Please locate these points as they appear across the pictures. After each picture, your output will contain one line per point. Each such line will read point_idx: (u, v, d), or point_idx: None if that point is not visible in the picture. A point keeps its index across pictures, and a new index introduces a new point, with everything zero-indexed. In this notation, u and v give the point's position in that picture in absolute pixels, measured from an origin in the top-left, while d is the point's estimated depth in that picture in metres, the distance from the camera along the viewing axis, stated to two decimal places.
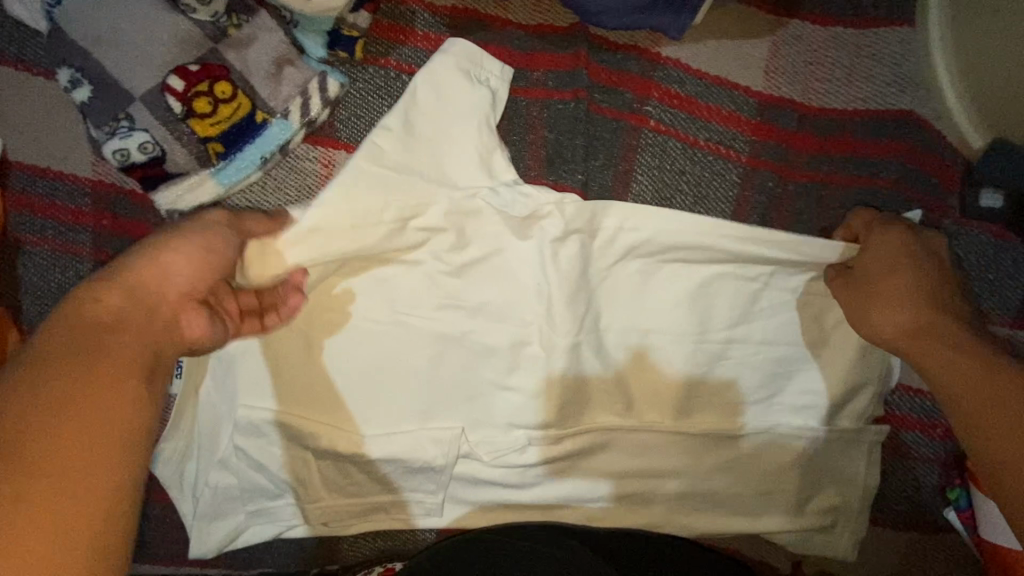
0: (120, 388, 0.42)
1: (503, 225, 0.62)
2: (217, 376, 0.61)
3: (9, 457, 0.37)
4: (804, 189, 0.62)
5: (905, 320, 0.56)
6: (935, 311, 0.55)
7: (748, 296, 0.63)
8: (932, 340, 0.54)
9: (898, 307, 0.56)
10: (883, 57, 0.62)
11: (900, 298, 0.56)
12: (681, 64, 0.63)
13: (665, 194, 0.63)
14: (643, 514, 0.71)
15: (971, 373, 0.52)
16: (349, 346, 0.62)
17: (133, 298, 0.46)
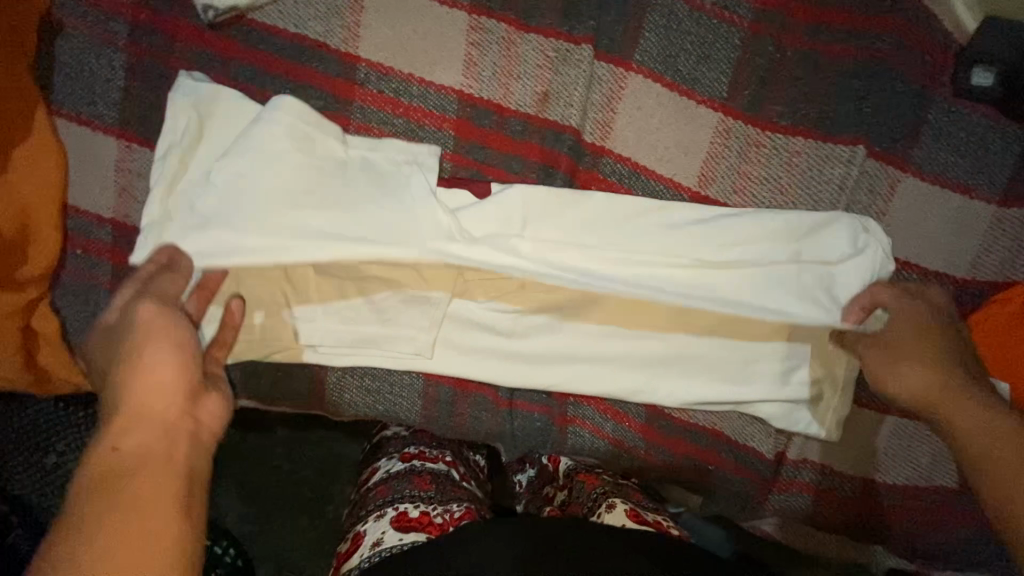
0: (162, 491, 0.48)
1: (517, 66, 0.66)
2: (219, 178, 0.61)
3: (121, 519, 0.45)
4: (802, 56, 0.66)
5: (950, 401, 0.59)
6: (954, 375, 0.60)
7: (740, 152, 0.67)
8: (957, 402, 0.59)
9: (943, 387, 0.60)
10: None
11: (949, 383, 0.60)
12: None
13: (669, 53, 0.66)
14: (631, 380, 0.70)
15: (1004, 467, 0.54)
16: (351, 172, 0.64)
17: (140, 420, 0.51)
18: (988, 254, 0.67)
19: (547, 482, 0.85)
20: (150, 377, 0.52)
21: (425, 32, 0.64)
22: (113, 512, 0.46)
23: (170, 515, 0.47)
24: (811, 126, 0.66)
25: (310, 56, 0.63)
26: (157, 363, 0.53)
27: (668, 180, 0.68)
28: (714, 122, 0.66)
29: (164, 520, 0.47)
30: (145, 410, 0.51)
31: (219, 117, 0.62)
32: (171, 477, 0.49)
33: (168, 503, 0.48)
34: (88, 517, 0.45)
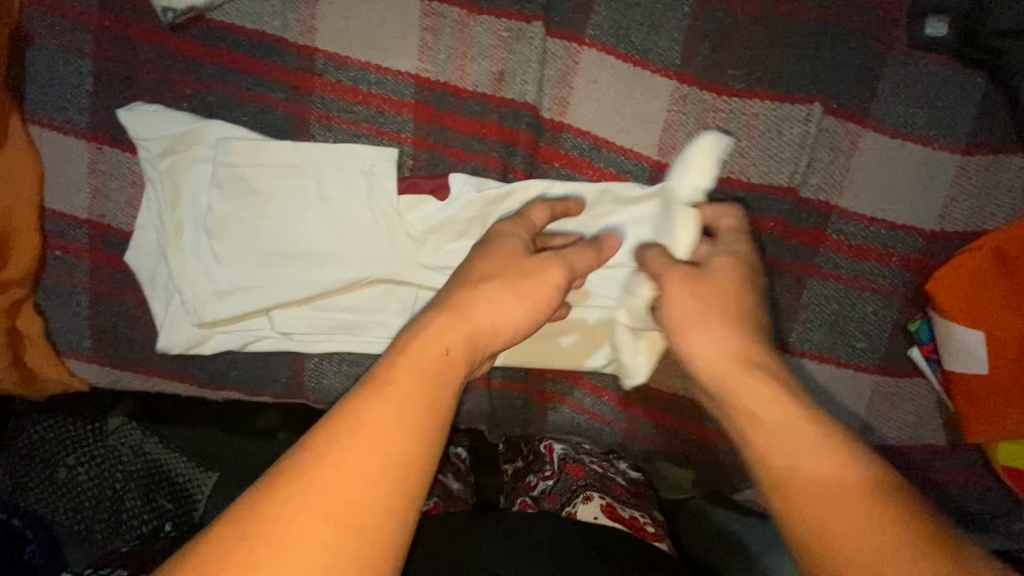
0: (411, 423, 0.39)
1: (472, 49, 0.67)
2: (185, 172, 0.64)
3: (359, 428, 0.37)
4: (753, 19, 0.66)
5: (804, 473, 0.42)
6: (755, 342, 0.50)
7: (696, 118, 0.67)
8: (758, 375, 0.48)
9: (782, 451, 0.44)
10: None
11: (810, 455, 0.42)
12: None
13: (620, 27, 0.67)
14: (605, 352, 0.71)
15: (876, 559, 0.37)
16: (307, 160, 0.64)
17: (464, 336, 0.45)
18: (956, 204, 0.66)
19: (531, 470, 0.79)
20: (493, 312, 0.48)
21: (379, 21, 0.66)
22: (353, 426, 0.38)
23: (412, 452, 0.38)
24: (767, 88, 0.66)
25: (269, 50, 0.65)
26: (482, 302, 0.48)
27: (628, 151, 0.68)
28: (669, 90, 0.67)
29: (392, 460, 0.37)
30: (470, 329, 0.46)
31: (174, 117, 0.63)
32: (424, 415, 0.40)
33: (415, 442, 0.38)
34: (354, 420, 0.38)
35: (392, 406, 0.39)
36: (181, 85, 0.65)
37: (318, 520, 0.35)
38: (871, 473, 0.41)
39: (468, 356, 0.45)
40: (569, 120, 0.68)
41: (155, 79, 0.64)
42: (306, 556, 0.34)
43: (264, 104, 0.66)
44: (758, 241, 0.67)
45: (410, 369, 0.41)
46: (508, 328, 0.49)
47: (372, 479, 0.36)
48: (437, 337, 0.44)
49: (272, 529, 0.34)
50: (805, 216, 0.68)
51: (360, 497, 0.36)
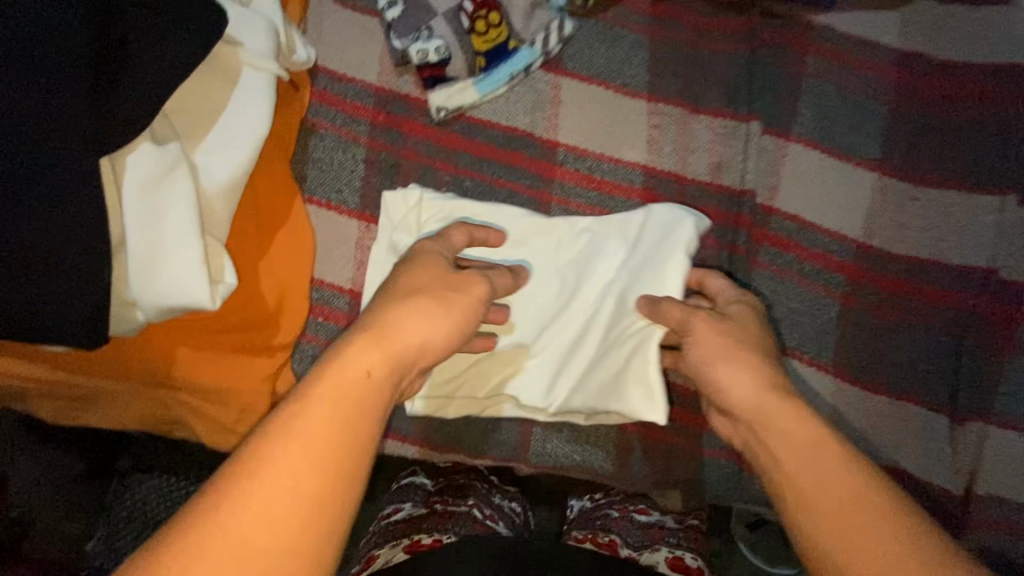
0: (344, 449, 0.43)
1: (691, 143, 0.76)
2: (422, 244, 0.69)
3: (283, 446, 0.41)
4: (941, 122, 0.76)
5: (848, 508, 0.45)
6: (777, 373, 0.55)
7: (895, 205, 0.75)
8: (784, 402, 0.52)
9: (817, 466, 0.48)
10: (996, 25, 0.77)
11: (829, 469, 0.47)
12: (832, 28, 0.78)
13: (824, 126, 0.76)
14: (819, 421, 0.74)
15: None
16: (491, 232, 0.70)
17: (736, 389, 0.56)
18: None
19: (611, 505, 0.82)
20: (417, 323, 0.51)
21: (614, 119, 0.75)
22: (301, 459, 0.41)
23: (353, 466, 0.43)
24: (959, 179, 0.74)
25: (519, 143, 0.74)
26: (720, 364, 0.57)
27: (834, 234, 0.75)
28: (871, 181, 0.75)
29: (323, 492, 0.41)
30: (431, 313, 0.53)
31: (437, 195, 0.70)
32: (353, 439, 0.44)
33: (353, 458, 0.43)
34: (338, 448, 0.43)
35: (299, 446, 0.42)
36: (441, 172, 0.73)
37: (260, 531, 0.39)
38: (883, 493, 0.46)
39: (386, 382, 0.48)
40: (778, 204, 0.76)
41: (421, 166, 0.72)
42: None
43: (513, 189, 0.73)
44: (954, 318, 0.74)
45: (332, 430, 0.43)
46: (433, 349, 0.53)
47: (313, 507, 0.41)
48: (369, 380, 0.46)
49: (235, 519, 0.39)
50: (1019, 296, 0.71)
51: (294, 524, 0.40)
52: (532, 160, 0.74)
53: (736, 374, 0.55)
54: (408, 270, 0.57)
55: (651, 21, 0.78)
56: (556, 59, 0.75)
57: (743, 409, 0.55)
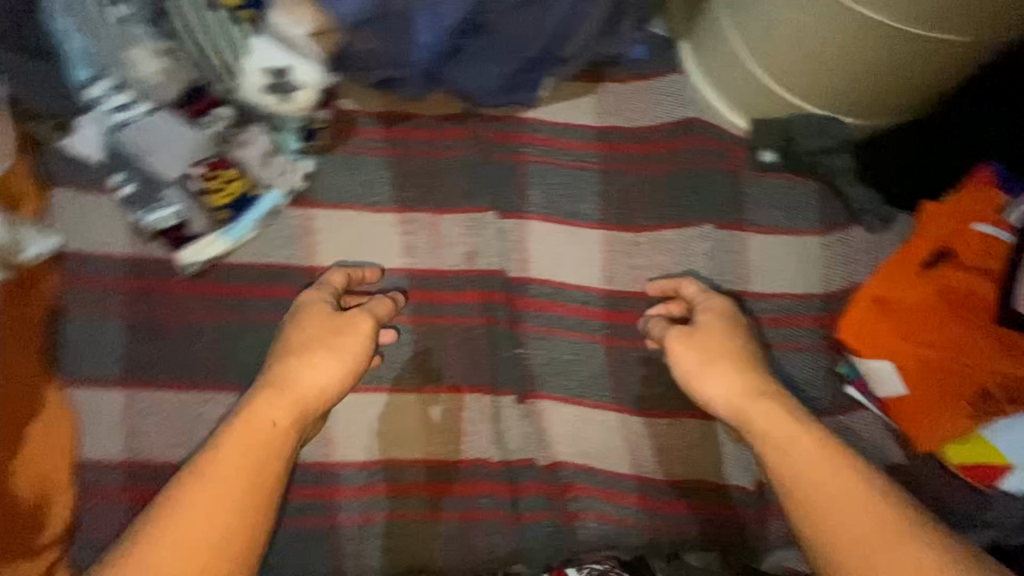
0: (229, 488, 0.61)
1: (440, 241, 0.84)
2: None
3: (182, 521, 0.59)
4: (642, 177, 0.90)
5: (829, 507, 0.61)
6: (299, 399, 0.67)
7: (624, 251, 0.86)
8: (262, 441, 0.64)
9: (799, 458, 0.64)
10: (667, 92, 0.95)
11: (852, 506, 0.60)
12: (540, 120, 0.92)
13: (551, 201, 0.88)
14: (616, 459, 0.83)
15: (868, 536, 0.58)
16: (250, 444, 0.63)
17: (251, 448, 0.63)
18: (836, 268, 0.87)
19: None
20: (308, 372, 0.69)
21: (367, 236, 0.83)
22: (209, 496, 0.60)
23: (239, 474, 0.62)
24: (670, 219, 0.87)
25: (281, 277, 0.79)
26: (707, 380, 0.73)
27: (583, 287, 0.86)
28: (599, 237, 0.87)
29: (241, 505, 0.61)
30: (291, 392, 0.68)
31: None
32: (217, 480, 0.61)
33: (259, 462, 0.63)
34: (208, 476, 0.61)
35: (210, 494, 0.60)
36: (205, 321, 0.76)
37: (189, 555, 0.57)
38: (867, 491, 0.61)
39: (295, 422, 0.66)
40: (529, 275, 0.85)
41: (185, 321, 0.76)
42: (198, 539, 0.58)
43: (283, 319, 0.79)
44: None
45: (288, 395, 0.67)
46: (257, 426, 0.65)
47: (233, 515, 0.60)
48: (310, 367, 0.69)
49: (160, 564, 0.56)
50: (730, 306, 0.86)
51: (202, 548, 0.58)
52: (294, 289, 0.79)
53: (321, 364, 0.70)
54: (299, 320, 0.73)
55: (386, 144, 0.88)
56: (306, 193, 0.82)
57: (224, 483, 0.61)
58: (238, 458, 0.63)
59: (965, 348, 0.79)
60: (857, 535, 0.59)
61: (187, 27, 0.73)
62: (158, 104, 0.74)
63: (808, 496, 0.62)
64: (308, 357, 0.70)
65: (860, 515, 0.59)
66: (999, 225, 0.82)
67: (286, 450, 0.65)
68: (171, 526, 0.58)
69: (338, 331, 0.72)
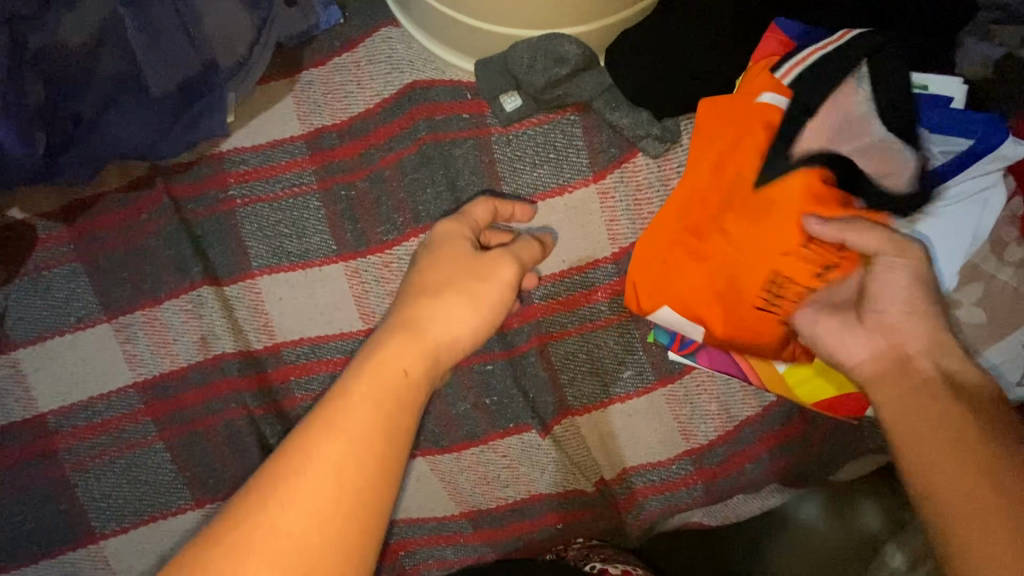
0: (372, 448, 0.43)
1: (167, 336, 0.73)
2: None
3: (309, 458, 0.42)
4: (372, 180, 0.74)
5: (921, 455, 0.45)
6: (436, 347, 0.50)
7: (374, 277, 0.73)
8: (399, 381, 0.47)
9: (925, 438, 0.45)
10: (378, 58, 0.76)
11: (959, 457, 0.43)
12: (239, 148, 0.76)
13: (275, 246, 0.74)
14: (438, 505, 0.74)
15: (967, 488, 0.41)
16: (388, 418, 0.45)
17: (380, 385, 0.46)
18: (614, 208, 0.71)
19: None
20: (445, 323, 0.52)
21: (86, 360, 0.73)
22: (344, 435, 0.43)
23: (380, 441, 0.44)
24: (414, 223, 0.73)
25: (7, 439, 0.71)
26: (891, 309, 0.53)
27: (341, 334, 0.74)
28: (340, 270, 0.73)
29: (354, 480, 0.42)
30: (422, 335, 0.50)
31: None
32: (397, 411, 0.46)
33: (400, 424, 0.46)
34: (350, 406, 0.44)
35: (346, 437, 0.43)
36: None
37: (304, 524, 0.40)
38: (951, 436, 0.44)
39: (427, 376, 0.49)
40: (277, 341, 0.74)
41: None
42: (307, 537, 0.40)
43: (23, 483, 0.71)
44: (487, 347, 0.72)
45: (418, 341, 0.50)
46: (444, 349, 0.51)
47: (344, 481, 0.42)
48: (441, 312, 0.52)
49: (264, 524, 0.40)
50: None
51: (321, 517, 0.40)
52: (26, 448, 0.71)
53: (446, 308, 0.52)
54: (433, 256, 0.57)
55: (75, 244, 0.75)
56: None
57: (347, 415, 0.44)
58: (416, 363, 0.48)
59: (768, 245, 0.62)
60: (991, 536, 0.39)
61: None
62: None
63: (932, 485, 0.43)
64: (419, 312, 0.52)
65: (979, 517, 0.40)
66: (784, 90, 0.62)
67: (424, 386, 0.49)
68: (273, 516, 0.40)
69: (475, 276, 0.55)
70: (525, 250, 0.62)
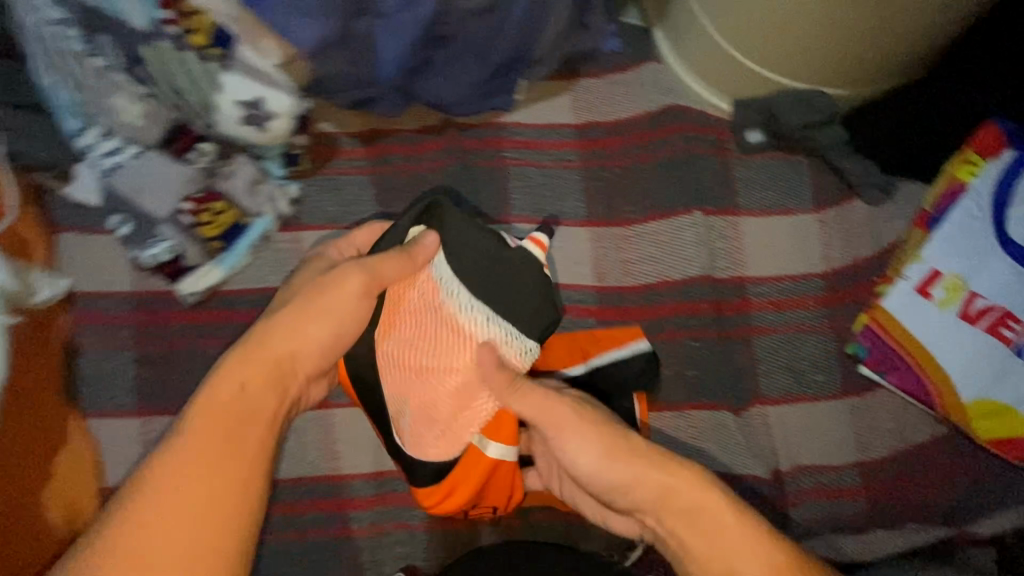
0: (228, 468, 0.58)
1: None
2: None
3: (167, 483, 0.56)
4: (626, 170, 0.88)
5: (731, 537, 0.60)
6: (265, 372, 0.64)
7: (613, 245, 0.85)
8: (230, 411, 0.60)
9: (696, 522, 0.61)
10: (645, 81, 0.93)
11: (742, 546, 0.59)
12: (518, 123, 0.92)
13: (534, 202, 0.88)
14: None
15: (703, 543, 0.60)
16: (243, 446, 0.59)
17: (224, 418, 0.60)
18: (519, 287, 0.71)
19: None
20: (292, 339, 0.65)
21: None
22: (165, 482, 0.56)
23: (249, 454, 0.59)
24: (656, 209, 0.86)
25: None
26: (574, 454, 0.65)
27: (573, 286, 0.85)
28: (585, 234, 0.86)
29: (221, 485, 0.57)
30: (272, 354, 0.65)
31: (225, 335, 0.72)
32: (240, 433, 0.60)
33: (256, 449, 0.60)
34: (170, 453, 0.57)
35: (183, 468, 0.57)
36: (208, 346, 0.81)
37: (173, 530, 0.54)
38: (766, 533, 0.60)
39: (270, 387, 0.64)
40: None
41: (190, 347, 0.80)
42: (204, 533, 0.55)
43: None
44: (698, 325, 0.83)
45: (259, 357, 0.64)
46: (292, 358, 0.66)
47: (204, 492, 0.56)
48: (294, 330, 0.66)
49: (130, 540, 0.53)
50: (728, 292, 0.83)
51: (197, 521, 0.55)
52: None
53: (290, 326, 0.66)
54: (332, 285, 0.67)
55: (368, 162, 0.90)
56: (293, 217, 0.86)
57: (206, 418, 0.59)
58: (310, 341, 0.66)
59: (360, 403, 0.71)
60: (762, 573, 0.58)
61: (155, 69, 0.73)
62: (143, 147, 0.77)
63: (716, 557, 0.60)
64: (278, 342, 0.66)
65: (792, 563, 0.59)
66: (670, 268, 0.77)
67: (286, 387, 0.65)
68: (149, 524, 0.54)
69: (319, 304, 0.66)
70: (390, 262, 0.68)
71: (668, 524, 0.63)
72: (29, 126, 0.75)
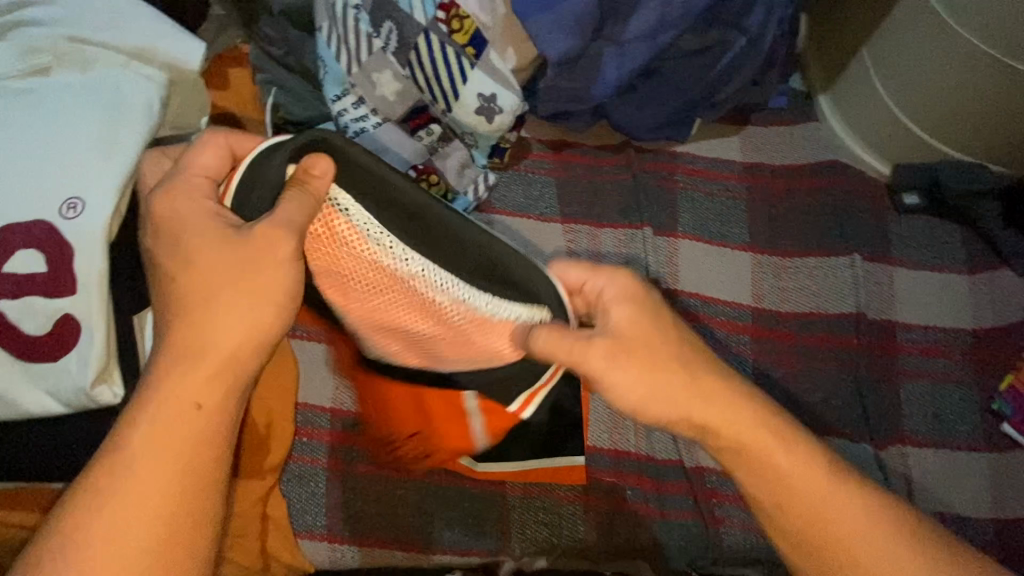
0: (159, 483, 0.50)
1: (602, 251, 0.95)
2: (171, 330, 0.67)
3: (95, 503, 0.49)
4: (788, 208, 0.97)
5: (846, 518, 0.57)
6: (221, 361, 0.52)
7: (770, 273, 0.93)
8: (184, 407, 0.51)
9: (799, 489, 0.58)
10: (808, 137, 1.04)
11: (840, 504, 0.57)
12: (690, 154, 1.03)
13: (700, 224, 0.97)
14: None
15: (807, 504, 0.57)
16: (189, 451, 0.51)
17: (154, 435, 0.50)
18: (458, 263, 0.56)
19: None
20: (244, 319, 0.53)
21: (539, 242, 0.97)
22: (118, 489, 0.49)
23: (202, 469, 0.51)
24: (813, 247, 0.94)
25: None
26: (646, 389, 0.57)
27: (730, 302, 0.92)
28: (746, 258, 0.94)
29: (146, 509, 0.49)
30: (248, 335, 0.53)
31: None
32: (204, 437, 0.52)
33: (207, 456, 0.52)
34: (127, 457, 0.50)
35: (135, 478, 0.50)
36: None
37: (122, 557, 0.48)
38: (857, 490, 0.58)
39: (222, 402, 0.53)
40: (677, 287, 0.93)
41: None
42: (152, 511, 0.50)
43: None
44: (847, 357, 0.88)
45: (209, 358, 0.52)
46: (262, 335, 0.54)
47: (160, 510, 0.50)
48: (230, 311, 0.53)
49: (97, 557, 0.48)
50: (876, 332, 0.89)
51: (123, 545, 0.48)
52: None
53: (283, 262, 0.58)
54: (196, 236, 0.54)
55: (554, 166, 1.02)
56: (485, 201, 0.97)
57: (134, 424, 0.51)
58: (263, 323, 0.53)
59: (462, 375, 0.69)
60: (811, 549, 0.57)
61: (422, 56, 0.87)
62: (386, 119, 0.90)
63: (816, 530, 0.57)
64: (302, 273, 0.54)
65: (855, 539, 0.57)
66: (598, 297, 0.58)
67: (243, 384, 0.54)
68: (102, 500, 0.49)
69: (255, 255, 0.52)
70: (297, 205, 0.52)
71: (739, 469, 0.59)
72: (296, 87, 0.91)
